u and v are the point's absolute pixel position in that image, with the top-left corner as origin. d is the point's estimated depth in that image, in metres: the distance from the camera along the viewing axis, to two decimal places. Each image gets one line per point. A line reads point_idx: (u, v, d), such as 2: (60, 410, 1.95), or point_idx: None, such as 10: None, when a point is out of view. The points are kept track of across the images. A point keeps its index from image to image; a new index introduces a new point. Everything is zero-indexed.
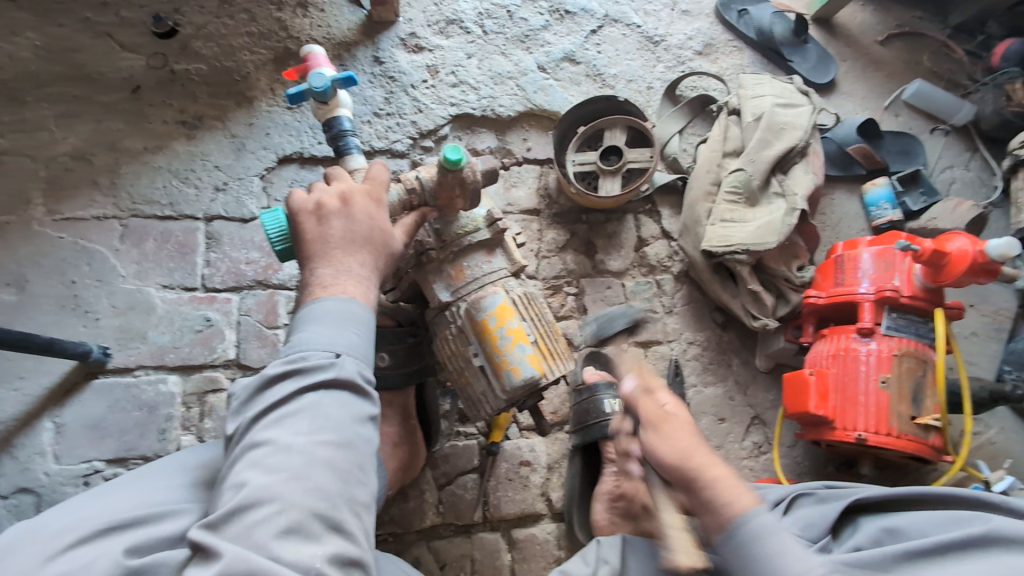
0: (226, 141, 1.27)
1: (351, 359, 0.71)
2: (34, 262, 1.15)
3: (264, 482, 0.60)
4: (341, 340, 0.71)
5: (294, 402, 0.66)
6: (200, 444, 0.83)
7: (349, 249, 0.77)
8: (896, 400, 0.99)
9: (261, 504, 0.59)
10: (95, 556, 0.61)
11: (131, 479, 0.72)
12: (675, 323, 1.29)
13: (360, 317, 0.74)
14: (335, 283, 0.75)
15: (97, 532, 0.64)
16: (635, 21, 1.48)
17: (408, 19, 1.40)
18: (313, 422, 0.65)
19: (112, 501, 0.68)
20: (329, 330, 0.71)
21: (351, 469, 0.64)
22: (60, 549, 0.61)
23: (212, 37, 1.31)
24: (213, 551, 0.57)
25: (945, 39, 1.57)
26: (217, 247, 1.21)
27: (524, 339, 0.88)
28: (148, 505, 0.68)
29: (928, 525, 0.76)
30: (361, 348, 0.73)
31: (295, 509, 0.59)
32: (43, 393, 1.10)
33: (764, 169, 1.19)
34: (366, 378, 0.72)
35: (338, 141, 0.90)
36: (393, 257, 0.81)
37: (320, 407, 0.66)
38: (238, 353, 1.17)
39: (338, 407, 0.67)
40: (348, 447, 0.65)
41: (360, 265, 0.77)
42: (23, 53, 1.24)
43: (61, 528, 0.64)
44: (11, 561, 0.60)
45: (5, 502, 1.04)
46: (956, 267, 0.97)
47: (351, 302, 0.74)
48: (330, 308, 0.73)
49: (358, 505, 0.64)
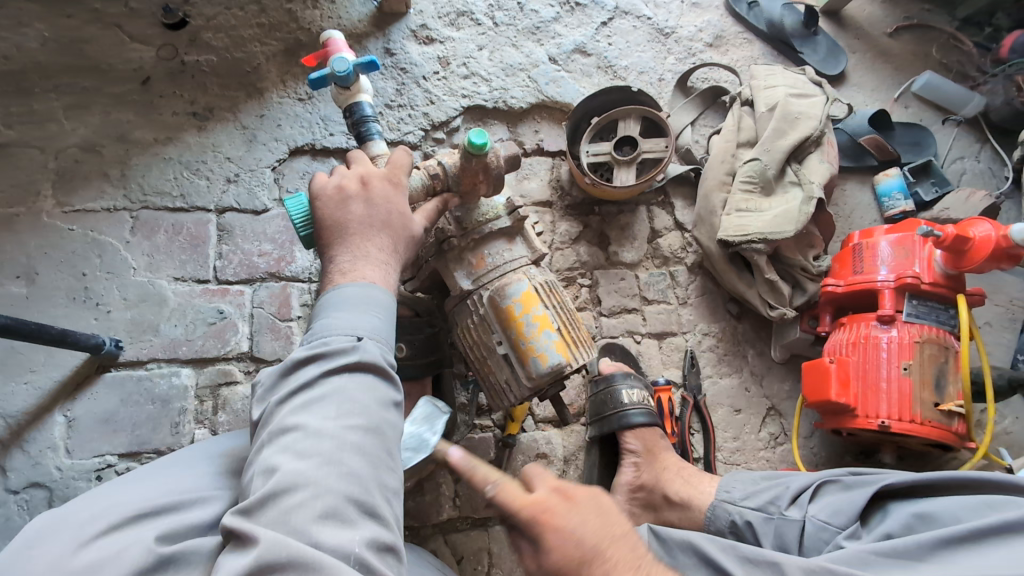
0: (237, 132, 1.26)
1: (373, 343, 0.70)
2: (43, 254, 1.13)
3: (298, 467, 0.59)
4: (363, 324, 0.70)
5: (319, 387, 0.65)
6: (215, 438, 0.81)
7: (368, 234, 0.76)
8: (919, 387, 0.99)
9: (294, 490, 0.57)
10: (125, 544, 0.58)
11: (157, 470, 0.70)
12: (689, 314, 1.28)
13: (381, 303, 0.73)
14: (354, 269, 0.74)
15: (127, 521, 0.61)
16: (646, 13, 1.48)
17: (419, 11, 1.39)
18: (339, 408, 0.64)
19: (135, 493, 0.65)
20: (349, 315, 0.70)
21: (381, 454, 0.63)
22: (88, 538, 0.58)
23: (223, 29, 1.30)
24: (249, 537, 0.55)
25: (953, 31, 1.57)
26: (229, 239, 1.20)
27: (549, 326, 0.88)
28: (176, 494, 0.65)
29: (961, 509, 0.76)
30: (382, 333, 0.72)
31: (330, 494, 0.58)
32: (55, 386, 1.08)
33: (780, 158, 1.19)
34: (389, 362, 0.71)
35: (360, 127, 0.89)
36: (414, 242, 0.80)
37: (345, 391, 0.65)
38: (252, 345, 1.16)
39: (363, 390, 0.66)
40: (376, 432, 0.64)
41: (379, 250, 0.76)
42: (31, 44, 1.23)
43: (87, 517, 0.61)
44: (34, 556, 0.57)
45: (17, 497, 1.03)
46: (978, 253, 0.97)
47: (373, 288, 0.73)
48: (350, 293, 0.72)
49: (387, 491, 0.63)
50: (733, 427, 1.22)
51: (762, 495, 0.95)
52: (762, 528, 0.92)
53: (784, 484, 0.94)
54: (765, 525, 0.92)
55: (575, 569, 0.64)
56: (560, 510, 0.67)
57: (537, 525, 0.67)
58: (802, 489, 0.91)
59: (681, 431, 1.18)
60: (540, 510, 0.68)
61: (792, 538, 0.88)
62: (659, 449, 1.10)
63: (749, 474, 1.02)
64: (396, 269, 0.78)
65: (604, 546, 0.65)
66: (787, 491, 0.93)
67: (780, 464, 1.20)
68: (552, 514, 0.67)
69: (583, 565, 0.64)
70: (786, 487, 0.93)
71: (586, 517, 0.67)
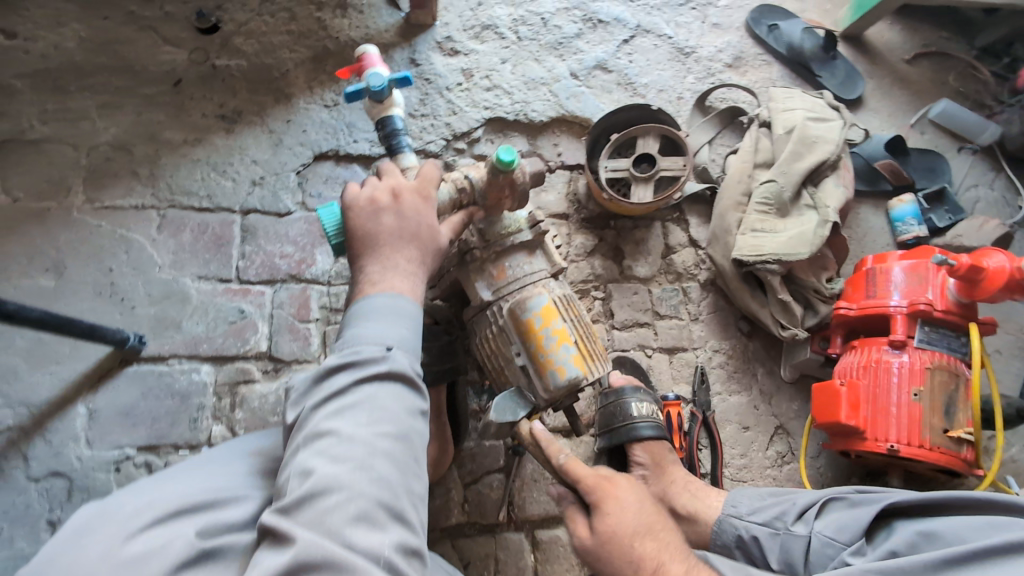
0: (264, 136, 1.29)
1: (402, 352, 0.72)
2: (72, 248, 1.16)
3: (332, 471, 0.61)
4: (394, 334, 0.72)
5: (351, 393, 0.67)
6: (244, 437, 0.83)
7: (397, 244, 0.78)
8: (929, 413, 1.00)
9: (329, 493, 0.59)
10: (170, 537, 0.60)
11: (190, 466, 0.73)
12: (701, 331, 1.30)
13: (409, 313, 0.75)
14: (384, 279, 0.76)
15: (169, 514, 0.62)
16: (667, 32, 1.51)
17: (445, 23, 1.42)
18: (370, 415, 0.66)
19: (174, 488, 0.66)
20: (380, 325, 0.72)
21: (409, 461, 0.65)
22: (137, 530, 0.59)
23: (254, 35, 1.33)
24: (287, 536, 0.57)
25: (970, 60, 1.58)
26: (252, 240, 1.23)
27: (568, 339, 0.90)
28: (210, 491, 0.67)
29: (966, 530, 0.78)
30: (411, 343, 0.74)
31: (363, 498, 0.60)
32: (78, 378, 1.10)
33: (796, 181, 1.21)
34: (417, 371, 0.73)
35: (391, 139, 0.92)
36: (440, 254, 0.82)
37: (376, 399, 0.67)
38: (271, 345, 1.18)
39: (394, 399, 0.68)
40: (405, 439, 0.66)
41: (407, 260, 0.78)
42: (68, 44, 1.26)
43: (132, 510, 0.62)
44: (85, 544, 0.58)
45: (38, 485, 1.05)
46: (992, 283, 0.97)
47: (400, 298, 0.75)
48: (381, 303, 0.74)
49: (414, 497, 0.65)
50: (740, 444, 1.23)
51: (768, 511, 0.97)
52: (768, 543, 0.95)
53: (790, 500, 0.96)
54: (772, 541, 0.94)
55: (627, 536, 0.83)
56: (619, 485, 0.88)
57: (599, 493, 0.87)
58: (808, 505, 0.93)
59: (689, 446, 1.19)
60: (602, 482, 0.88)
61: (799, 554, 0.91)
62: (665, 462, 1.10)
63: (757, 490, 1.04)
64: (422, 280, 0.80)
65: (655, 525, 0.84)
66: (794, 506, 0.95)
67: (786, 483, 1.21)
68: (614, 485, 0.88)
69: (633, 532, 0.83)
70: (793, 503, 0.96)
71: (637, 496, 0.87)
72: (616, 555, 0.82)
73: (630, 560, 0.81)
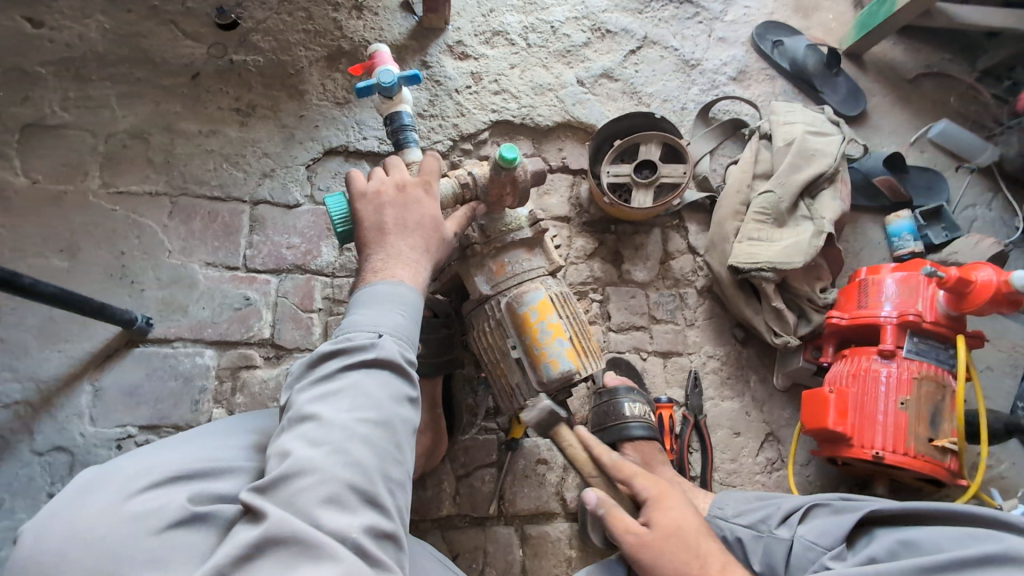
0: (277, 130, 1.33)
1: (392, 340, 0.73)
2: (86, 231, 1.19)
3: (308, 454, 0.63)
4: (386, 322, 0.75)
5: (338, 379, 0.70)
6: (249, 414, 0.86)
7: (401, 234, 0.81)
8: (915, 421, 1.02)
9: (302, 474, 0.62)
10: (165, 500, 0.63)
11: (193, 436, 0.76)
12: (696, 336, 1.32)
13: (405, 301, 0.77)
14: (385, 268, 0.79)
15: (167, 479, 0.66)
16: (673, 44, 1.54)
17: (456, 27, 1.46)
18: (353, 401, 0.68)
19: (174, 455, 0.70)
20: (375, 313, 0.75)
21: (389, 447, 0.66)
22: (136, 491, 0.63)
23: (271, 33, 1.38)
24: (260, 513, 0.60)
25: (972, 81, 1.61)
26: (261, 230, 1.26)
27: (562, 334, 0.92)
28: (208, 459, 0.70)
29: (943, 539, 0.80)
30: (403, 331, 0.75)
31: (334, 481, 0.62)
32: (86, 357, 1.13)
33: (793, 192, 1.23)
34: (407, 359, 0.74)
35: (398, 135, 0.95)
36: (445, 243, 0.85)
37: (361, 385, 0.69)
38: (273, 333, 1.21)
39: (378, 386, 0.70)
40: (386, 426, 0.67)
41: (410, 248, 0.81)
42: (92, 34, 1.30)
43: (135, 472, 0.66)
44: (90, 500, 0.63)
45: (41, 459, 1.08)
46: (979, 296, 1.00)
47: (398, 286, 0.78)
48: (379, 291, 0.77)
49: (393, 482, 0.66)
50: (731, 449, 1.25)
51: (754, 514, 0.98)
52: (751, 545, 0.95)
53: (774, 505, 0.98)
54: (754, 543, 0.95)
55: (692, 530, 0.88)
56: (669, 489, 0.94)
57: (658, 490, 0.93)
58: (791, 510, 0.94)
59: (680, 449, 1.21)
60: (658, 484, 0.94)
61: (780, 556, 0.91)
62: (656, 462, 1.13)
63: (744, 495, 1.05)
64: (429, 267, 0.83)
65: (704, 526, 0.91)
66: (777, 511, 0.96)
67: (774, 489, 1.23)
68: (668, 488, 0.94)
69: (698, 529, 0.89)
70: (777, 508, 0.97)
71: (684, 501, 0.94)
72: (681, 549, 0.86)
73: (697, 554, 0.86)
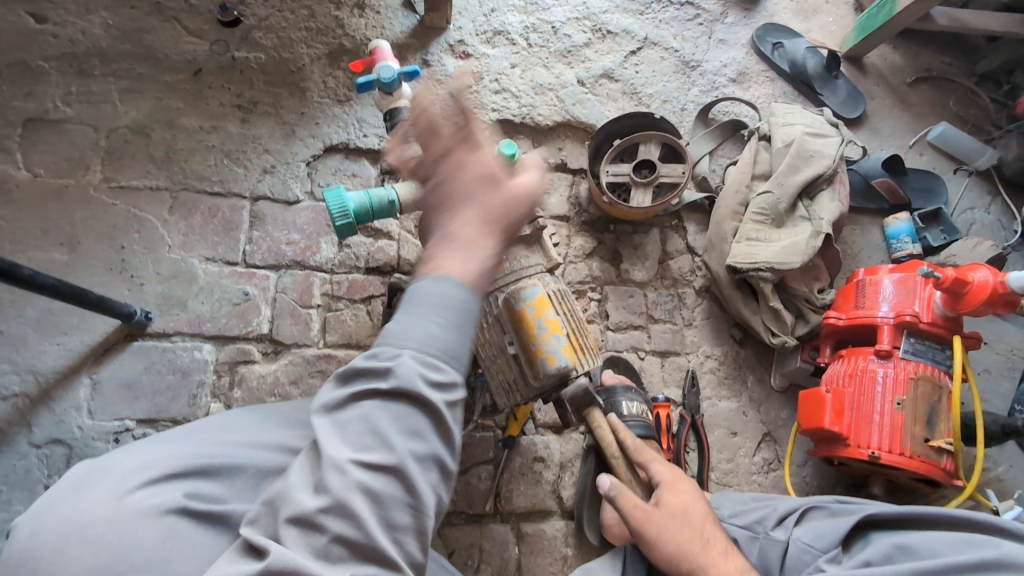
0: (278, 127, 1.33)
1: (416, 361, 0.60)
2: (87, 225, 1.20)
3: (304, 495, 0.53)
4: (415, 335, 0.62)
5: (353, 403, 0.58)
6: (244, 408, 0.84)
7: (451, 205, 0.75)
8: (911, 422, 1.02)
9: (290, 523, 0.52)
10: (164, 498, 0.60)
11: (184, 428, 0.73)
12: (694, 336, 1.32)
13: (448, 305, 0.65)
14: (434, 256, 0.70)
15: (165, 476, 0.63)
16: (673, 45, 1.55)
17: (458, 27, 1.46)
18: (362, 435, 0.56)
19: (169, 450, 0.67)
20: (410, 322, 0.63)
21: (398, 494, 0.55)
22: (133, 487, 0.60)
23: (273, 30, 1.38)
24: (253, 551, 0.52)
25: (971, 85, 1.61)
26: (260, 226, 1.26)
27: (559, 330, 0.92)
28: (205, 456, 0.68)
29: (940, 545, 0.80)
30: (435, 346, 0.62)
31: (325, 533, 0.52)
32: (84, 350, 1.14)
33: (792, 193, 1.24)
34: (432, 383, 0.60)
35: (397, 130, 0.96)
36: (505, 208, 0.75)
37: (372, 417, 0.57)
38: (272, 328, 1.21)
39: (392, 419, 0.57)
40: (396, 469, 0.55)
41: (463, 222, 0.73)
42: (95, 30, 1.31)
43: (131, 467, 0.62)
44: (83, 494, 0.59)
45: (38, 452, 1.08)
46: (975, 297, 1.00)
47: (441, 284, 0.66)
48: (421, 290, 0.65)
49: (404, 533, 0.54)
50: (728, 449, 1.24)
51: (750, 515, 0.98)
52: (746, 546, 0.95)
53: (770, 506, 0.98)
54: (749, 544, 0.95)
55: (697, 514, 0.92)
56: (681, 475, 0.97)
57: (671, 475, 0.96)
58: (788, 512, 0.95)
59: (677, 448, 1.20)
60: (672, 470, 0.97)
61: (775, 558, 0.91)
62: None
63: (740, 496, 1.06)
64: (493, 232, 0.73)
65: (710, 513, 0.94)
66: (773, 512, 0.96)
67: (771, 490, 1.22)
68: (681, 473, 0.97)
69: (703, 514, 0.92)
70: (774, 509, 0.97)
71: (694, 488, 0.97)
72: (685, 529, 0.90)
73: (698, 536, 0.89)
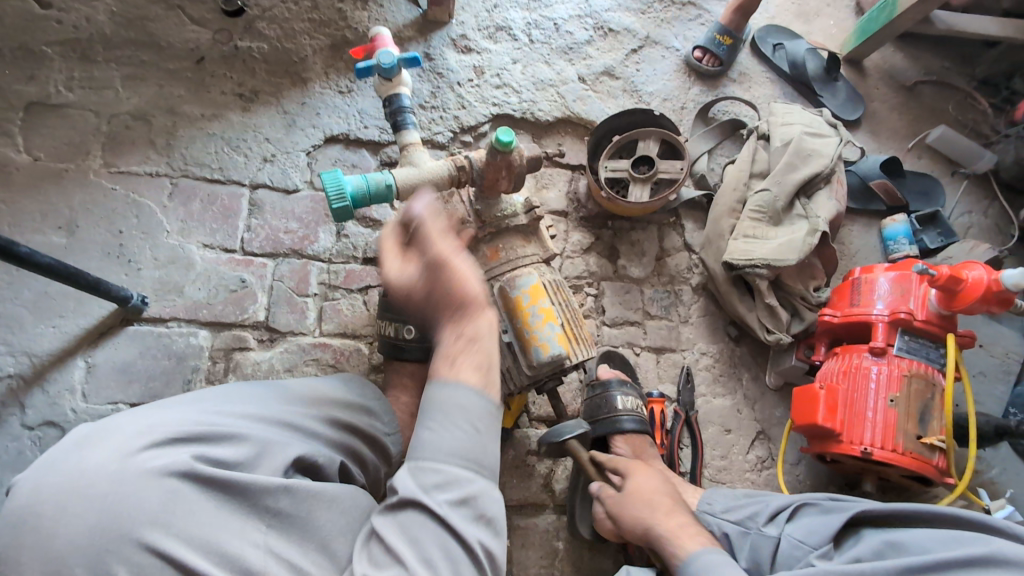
0: (279, 116, 1.34)
1: (426, 474, 0.70)
2: (86, 209, 1.20)
3: None
4: (429, 446, 0.72)
5: (386, 516, 0.69)
6: (245, 382, 0.89)
7: (445, 319, 0.82)
8: (904, 419, 1.02)
9: None
10: (171, 457, 0.66)
11: (185, 399, 0.78)
12: (689, 333, 1.32)
13: (451, 412, 0.74)
14: (447, 369, 0.77)
15: (168, 440, 0.68)
16: (674, 45, 1.56)
17: (460, 22, 1.47)
18: (393, 544, 0.66)
19: (171, 416, 0.72)
20: (423, 437, 0.72)
21: None
22: (138, 448, 0.66)
23: (276, 20, 1.39)
24: None
25: (970, 91, 1.62)
26: (259, 214, 1.27)
27: (553, 319, 0.93)
28: (203, 423, 0.73)
29: (931, 541, 0.80)
30: (445, 455, 0.71)
31: None
32: (80, 333, 1.14)
33: (789, 192, 1.24)
34: (441, 492, 0.68)
35: (397, 116, 0.98)
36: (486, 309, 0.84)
37: (397, 527, 0.67)
38: (268, 316, 1.21)
39: (414, 526, 0.67)
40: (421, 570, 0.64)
41: (460, 338, 0.80)
42: (99, 17, 1.32)
43: (136, 430, 0.68)
44: (90, 450, 0.64)
45: (31, 433, 1.08)
46: (970, 295, 1.00)
47: (446, 395, 0.75)
48: (430, 402, 0.75)
49: None
50: (721, 446, 1.24)
51: (742, 510, 0.98)
52: (738, 541, 0.95)
53: (763, 503, 0.97)
54: (740, 539, 0.95)
55: (652, 491, 1.00)
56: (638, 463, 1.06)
57: (628, 466, 1.05)
58: (780, 508, 0.94)
59: (671, 444, 1.20)
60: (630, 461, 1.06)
61: (766, 554, 0.92)
62: (645, 455, 1.13)
63: (732, 491, 1.05)
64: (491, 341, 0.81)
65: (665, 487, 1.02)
66: (765, 508, 0.96)
67: (763, 488, 1.22)
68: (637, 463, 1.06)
69: (656, 489, 1.00)
70: (766, 505, 0.97)
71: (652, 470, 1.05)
72: (642, 504, 0.98)
73: (649, 505, 0.98)
